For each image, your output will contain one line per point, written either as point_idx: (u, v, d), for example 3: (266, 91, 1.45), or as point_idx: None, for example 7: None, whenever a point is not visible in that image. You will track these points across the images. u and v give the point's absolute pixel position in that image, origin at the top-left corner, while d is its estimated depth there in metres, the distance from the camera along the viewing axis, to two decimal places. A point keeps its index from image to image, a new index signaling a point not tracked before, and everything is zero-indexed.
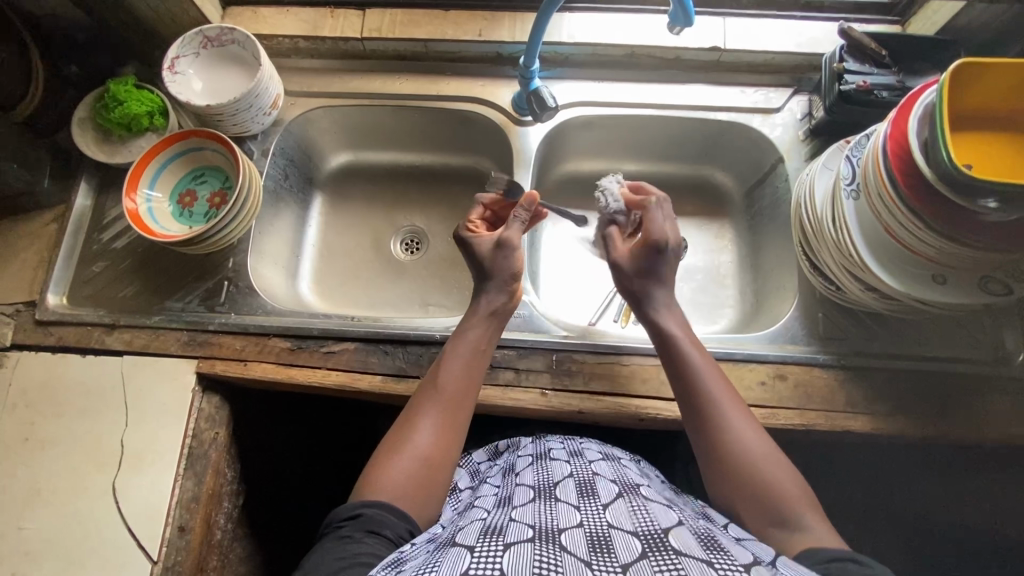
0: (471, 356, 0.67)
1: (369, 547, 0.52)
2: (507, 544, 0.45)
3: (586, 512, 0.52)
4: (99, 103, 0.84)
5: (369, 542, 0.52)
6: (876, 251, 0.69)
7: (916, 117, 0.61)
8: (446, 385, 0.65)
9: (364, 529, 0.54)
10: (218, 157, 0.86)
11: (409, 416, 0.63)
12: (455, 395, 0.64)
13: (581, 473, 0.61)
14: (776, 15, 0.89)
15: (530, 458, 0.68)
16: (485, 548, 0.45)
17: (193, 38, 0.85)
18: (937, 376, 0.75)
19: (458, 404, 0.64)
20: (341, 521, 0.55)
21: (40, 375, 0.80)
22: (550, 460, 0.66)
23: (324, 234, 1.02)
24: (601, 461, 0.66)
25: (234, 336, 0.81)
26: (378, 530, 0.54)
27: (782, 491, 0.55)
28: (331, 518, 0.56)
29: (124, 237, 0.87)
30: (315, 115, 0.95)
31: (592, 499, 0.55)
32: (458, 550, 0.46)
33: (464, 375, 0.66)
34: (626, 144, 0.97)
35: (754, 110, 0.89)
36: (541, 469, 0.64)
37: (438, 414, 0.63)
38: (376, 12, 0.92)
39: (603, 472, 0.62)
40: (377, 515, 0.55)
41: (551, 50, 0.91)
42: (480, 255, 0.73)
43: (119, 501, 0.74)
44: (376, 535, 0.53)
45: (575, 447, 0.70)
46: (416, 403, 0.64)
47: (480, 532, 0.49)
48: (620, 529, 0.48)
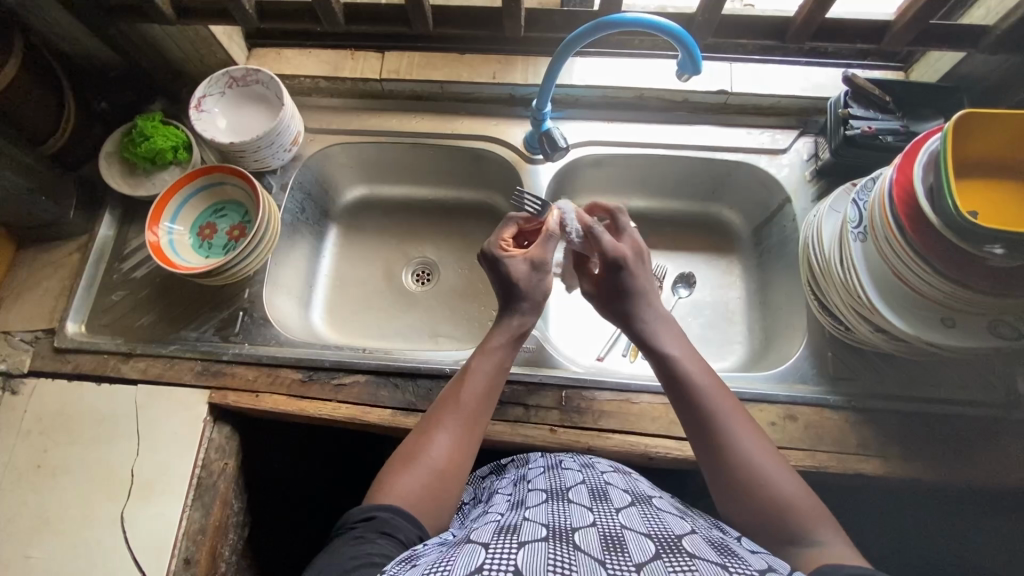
0: (493, 374, 0.67)
1: (381, 548, 0.51)
2: (521, 543, 0.44)
3: (599, 514, 0.52)
4: (127, 138, 0.88)
5: (381, 543, 0.52)
6: (884, 293, 0.70)
7: (920, 164, 0.63)
8: (464, 400, 0.64)
9: (376, 530, 0.53)
10: (238, 192, 0.89)
11: (424, 429, 0.63)
12: (472, 411, 0.64)
13: (593, 481, 0.61)
14: (780, 61, 0.92)
15: (542, 468, 0.67)
16: (498, 546, 0.44)
17: (220, 78, 0.89)
18: (949, 418, 0.75)
19: (473, 419, 0.64)
20: (354, 522, 0.55)
21: (57, 402, 0.81)
22: (562, 468, 0.66)
23: (338, 265, 1.04)
24: (613, 472, 0.65)
25: (247, 366, 0.82)
26: (390, 532, 0.53)
27: (792, 505, 0.54)
28: (343, 521, 0.55)
29: (144, 267, 0.90)
30: (333, 151, 0.98)
31: (605, 503, 0.55)
32: (472, 547, 0.45)
33: (484, 391, 0.66)
34: (635, 183, 1.00)
35: (761, 151, 0.91)
36: (553, 476, 0.64)
37: (454, 427, 0.63)
38: (394, 54, 0.96)
39: (615, 482, 0.62)
40: (390, 519, 0.55)
41: (563, 92, 0.94)
42: (514, 276, 0.69)
43: (127, 529, 0.74)
44: (388, 536, 0.53)
45: (585, 459, 0.69)
46: (433, 416, 0.64)
47: (494, 531, 0.49)
48: (633, 530, 0.48)
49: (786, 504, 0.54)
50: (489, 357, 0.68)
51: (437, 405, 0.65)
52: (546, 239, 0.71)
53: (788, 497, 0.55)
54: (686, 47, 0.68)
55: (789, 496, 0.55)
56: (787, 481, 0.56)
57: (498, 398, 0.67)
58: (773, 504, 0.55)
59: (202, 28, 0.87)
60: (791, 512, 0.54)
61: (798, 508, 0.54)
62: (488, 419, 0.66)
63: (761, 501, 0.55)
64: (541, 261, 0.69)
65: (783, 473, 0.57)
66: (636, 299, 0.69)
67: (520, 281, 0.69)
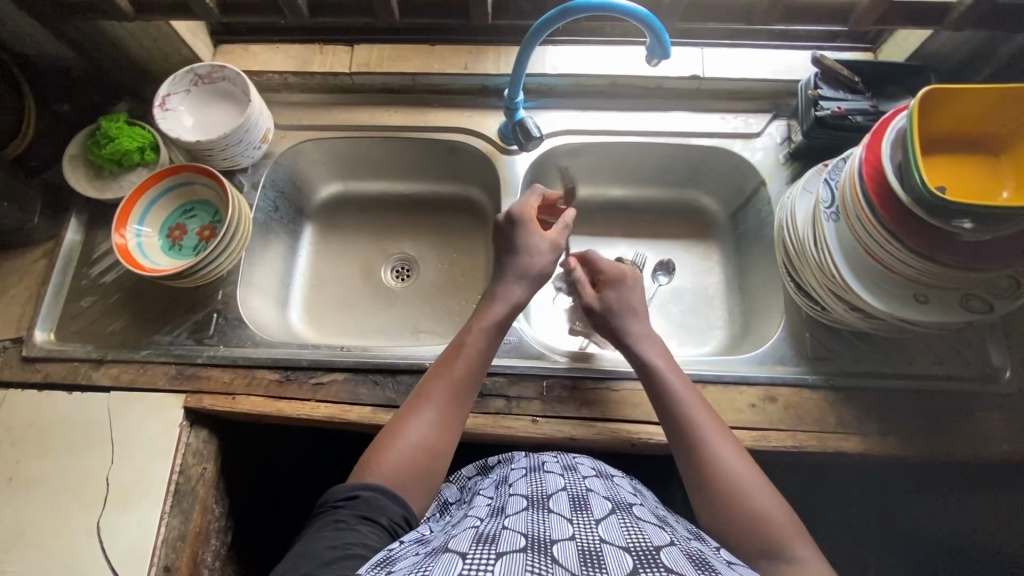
0: (482, 352, 0.69)
1: (363, 535, 0.52)
2: (499, 553, 0.44)
3: (579, 526, 0.51)
4: (91, 140, 0.85)
5: (363, 529, 0.53)
6: (857, 272, 0.70)
7: (889, 142, 0.63)
8: (454, 377, 0.67)
9: (358, 515, 0.54)
10: (208, 192, 0.87)
11: (411, 405, 0.65)
12: (460, 388, 0.66)
13: (574, 487, 0.60)
14: (751, 45, 0.93)
15: (523, 470, 0.67)
16: (476, 554, 0.44)
17: (185, 76, 0.87)
18: (925, 394, 0.76)
19: (460, 396, 0.66)
20: (339, 500, 0.56)
21: (26, 413, 0.79)
22: (543, 472, 0.65)
23: (315, 263, 1.02)
24: (594, 477, 0.65)
25: (223, 368, 0.81)
26: (372, 516, 0.54)
27: (763, 515, 0.56)
28: (326, 498, 0.56)
29: (113, 271, 0.88)
30: (305, 148, 0.96)
31: (585, 513, 0.54)
32: (449, 557, 0.45)
33: (471, 367, 0.68)
34: (611, 171, 0.99)
35: (735, 135, 0.91)
36: (534, 480, 0.63)
37: (441, 403, 0.65)
38: (364, 47, 0.95)
39: (596, 488, 0.61)
40: (373, 498, 0.56)
41: (536, 82, 0.94)
42: (530, 244, 0.75)
43: (103, 540, 0.73)
44: (370, 520, 0.54)
45: (569, 461, 0.69)
46: (424, 392, 0.66)
47: (471, 539, 0.48)
48: (612, 544, 0.47)
49: (756, 515, 0.56)
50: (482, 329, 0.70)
51: (427, 379, 0.67)
52: (563, 226, 0.78)
53: (762, 510, 0.56)
54: (654, 32, 0.68)
55: (760, 507, 0.56)
56: (760, 494, 0.57)
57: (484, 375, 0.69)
58: (745, 518, 0.56)
59: (164, 24, 0.85)
60: (765, 524, 0.55)
61: (770, 519, 0.55)
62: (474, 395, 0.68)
63: (733, 512, 0.57)
64: (559, 245, 0.76)
65: (758, 484, 0.58)
66: (632, 316, 0.74)
67: (535, 251, 0.75)
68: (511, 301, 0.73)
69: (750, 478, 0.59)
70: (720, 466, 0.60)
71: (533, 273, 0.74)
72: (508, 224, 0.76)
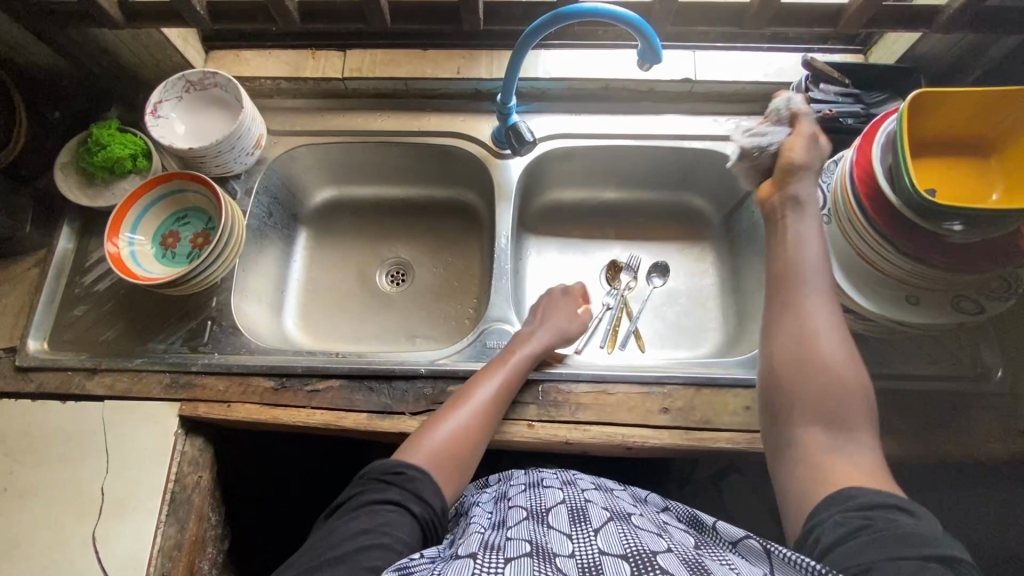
0: (522, 361, 0.77)
1: (391, 518, 0.58)
2: (507, 561, 0.47)
3: (578, 540, 0.51)
4: (82, 147, 0.85)
5: (393, 513, 0.59)
6: (849, 273, 0.70)
7: (879, 144, 0.64)
8: (489, 386, 0.73)
9: (392, 501, 0.60)
10: (200, 199, 0.87)
11: (447, 407, 0.71)
12: (495, 399, 0.72)
13: (573, 500, 0.61)
14: (743, 48, 0.93)
15: (523, 486, 0.67)
16: (486, 561, 0.47)
17: (177, 83, 0.87)
18: (918, 394, 0.76)
19: (495, 404, 0.72)
20: (381, 476, 0.63)
21: (19, 423, 0.79)
22: (542, 487, 0.66)
23: (309, 269, 1.02)
24: (593, 490, 0.65)
25: (217, 376, 0.80)
26: (404, 503, 0.60)
27: (844, 393, 0.56)
28: (369, 470, 0.64)
29: (107, 279, 0.87)
30: (298, 153, 0.96)
31: (583, 525, 0.54)
32: (460, 560, 0.49)
33: (507, 381, 0.74)
34: (605, 174, 0.99)
35: (728, 138, 0.92)
36: (534, 494, 0.64)
37: (484, 401, 0.72)
38: (356, 53, 0.95)
39: (595, 500, 0.61)
40: (413, 479, 0.63)
41: (529, 86, 0.94)
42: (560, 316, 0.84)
43: (99, 550, 0.72)
44: (401, 505, 0.60)
45: (567, 475, 0.69)
46: (468, 387, 0.73)
47: (481, 544, 0.52)
48: (610, 553, 0.48)
49: (849, 459, 0.54)
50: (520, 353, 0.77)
51: (474, 377, 0.75)
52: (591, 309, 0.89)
53: (846, 386, 0.56)
54: (646, 37, 0.68)
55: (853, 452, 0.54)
56: (849, 372, 0.57)
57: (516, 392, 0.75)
58: (827, 397, 0.56)
59: (155, 31, 0.85)
60: (842, 402, 0.56)
61: (847, 395, 0.56)
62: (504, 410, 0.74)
63: (816, 390, 0.56)
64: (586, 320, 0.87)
65: (850, 361, 0.57)
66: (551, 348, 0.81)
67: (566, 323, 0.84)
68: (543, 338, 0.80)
69: (839, 353, 0.57)
70: (819, 349, 0.57)
71: (566, 333, 0.82)
72: (560, 293, 0.88)
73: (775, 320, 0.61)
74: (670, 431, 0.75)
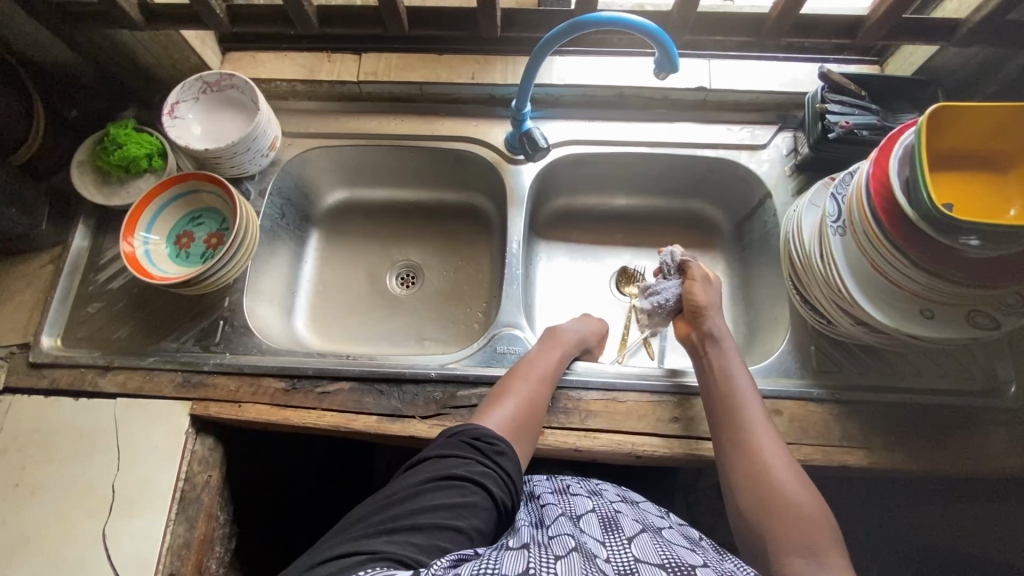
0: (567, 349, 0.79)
1: (471, 500, 0.56)
2: (556, 558, 0.47)
3: (613, 546, 0.52)
4: (99, 146, 0.86)
5: (473, 496, 0.57)
6: (863, 285, 0.70)
7: (896, 157, 0.63)
8: (533, 375, 0.74)
9: (473, 481, 0.58)
10: (215, 200, 0.88)
11: (496, 396, 0.72)
12: (541, 386, 0.73)
13: (603, 509, 0.61)
14: (757, 57, 0.93)
15: (551, 491, 0.68)
16: (538, 554, 0.47)
17: (194, 84, 0.87)
18: (931, 408, 0.76)
19: (541, 392, 0.73)
20: (467, 445, 0.61)
21: (32, 419, 0.79)
22: (571, 494, 0.66)
23: (320, 270, 1.02)
24: (621, 502, 0.65)
25: (229, 376, 0.81)
26: (484, 486, 0.58)
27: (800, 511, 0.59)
28: (461, 434, 0.62)
29: (121, 277, 0.88)
30: (312, 155, 0.97)
31: (616, 533, 0.55)
32: (513, 552, 0.48)
33: (549, 371, 0.75)
34: (616, 180, 0.99)
35: (741, 147, 0.92)
36: (563, 501, 0.64)
37: (535, 383, 0.73)
38: (372, 57, 0.96)
39: (625, 511, 0.62)
40: (489, 458, 0.61)
41: (543, 92, 0.94)
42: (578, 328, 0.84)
43: (108, 547, 0.73)
44: (482, 487, 0.58)
45: (592, 486, 0.70)
46: (520, 369, 0.75)
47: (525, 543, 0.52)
48: (646, 561, 0.48)
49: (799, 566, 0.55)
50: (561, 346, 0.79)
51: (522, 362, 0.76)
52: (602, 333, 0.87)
53: (802, 507, 0.59)
54: (663, 46, 0.68)
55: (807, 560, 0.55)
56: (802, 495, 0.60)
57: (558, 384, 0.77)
58: (787, 514, 0.58)
59: (174, 33, 0.86)
60: (801, 520, 0.58)
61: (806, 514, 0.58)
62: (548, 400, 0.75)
63: (773, 506, 0.59)
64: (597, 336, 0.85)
65: (799, 483, 0.61)
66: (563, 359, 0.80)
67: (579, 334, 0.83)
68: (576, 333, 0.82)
69: (790, 476, 0.61)
70: (767, 466, 0.62)
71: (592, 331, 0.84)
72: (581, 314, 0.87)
73: (723, 447, 0.66)
74: (681, 439, 0.75)
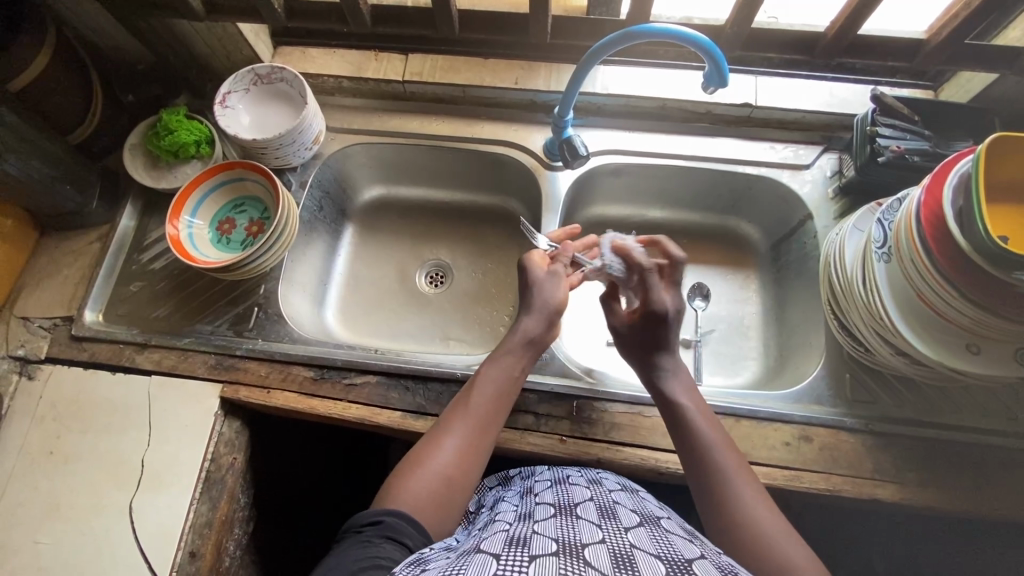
0: (503, 383, 0.68)
1: (388, 553, 0.52)
2: (532, 556, 0.45)
3: (608, 532, 0.51)
4: (152, 130, 0.88)
5: (388, 548, 0.53)
6: (906, 315, 0.68)
7: (950, 187, 0.61)
8: (474, 406, 0.66)
9: (384, 535, 0.54)
10: (257, 189, 0.90)
11: (434, 433, 0.65)
12: (477, 424, 0.65)
13: (601, 499, 0.61)
14: (807, 76, 0.92)
15: (549, 482, 0.67)
16: (510, 557, 0.45)
17: (245, 76, 0.90)
18: (968, 447, 0.73)
19: (481, 428, 0.65)
20: (360, 526, 0.55)
21: (71, 389, 0.82)
22: (569, 484, 0.65)
23: (352, 264, 1.04)
24: (620, 491, 0.65)
25: (260, 362, 0.82)
26: (398, 538, 0.54)
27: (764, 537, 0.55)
28: (349, 523, 0.56)
29: (162, 259, 0.91)
30: (353, 151, 0.98)
31: (613, 521, 0.54)
32: (483, 557, 0.46)
33: (487, 408, 0.66)
34: (652, 192, 0.99)
35: (783, 166, 0.90)
36: (561, 491, 0.63)
37: (462, 435, 0.64)
38: (418, 57, 0.97)
39: (622, 501, 0.61)
40: (396, 524, 0.55)
41: (586, 100, 0.94)
42: (528, 280, 0.74)
43: (134, 520, 0.75)
44: (395, 541, 0.54)
45: (592, 475, 0.69)
46: (446, 420, 0.65)
47: (504, 541, 0.49)
48: (643, 550, 0.47)
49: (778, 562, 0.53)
50: (511, 349, 0.70)
51: (449, 410, 0.67)
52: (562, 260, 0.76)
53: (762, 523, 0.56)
54: (714, 60, 0.67)
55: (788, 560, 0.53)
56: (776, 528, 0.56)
57: (509, 407, 0.69)
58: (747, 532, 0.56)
59: (230, 25, 0.88)
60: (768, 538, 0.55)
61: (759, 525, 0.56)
62: (497, 428, 0.67)
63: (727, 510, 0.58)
64: (556, 272, 0.74)
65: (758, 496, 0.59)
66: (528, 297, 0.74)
67: (531, 285, 0.74)
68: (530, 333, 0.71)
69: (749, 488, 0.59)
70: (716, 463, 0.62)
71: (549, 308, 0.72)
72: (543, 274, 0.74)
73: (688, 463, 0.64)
74: None
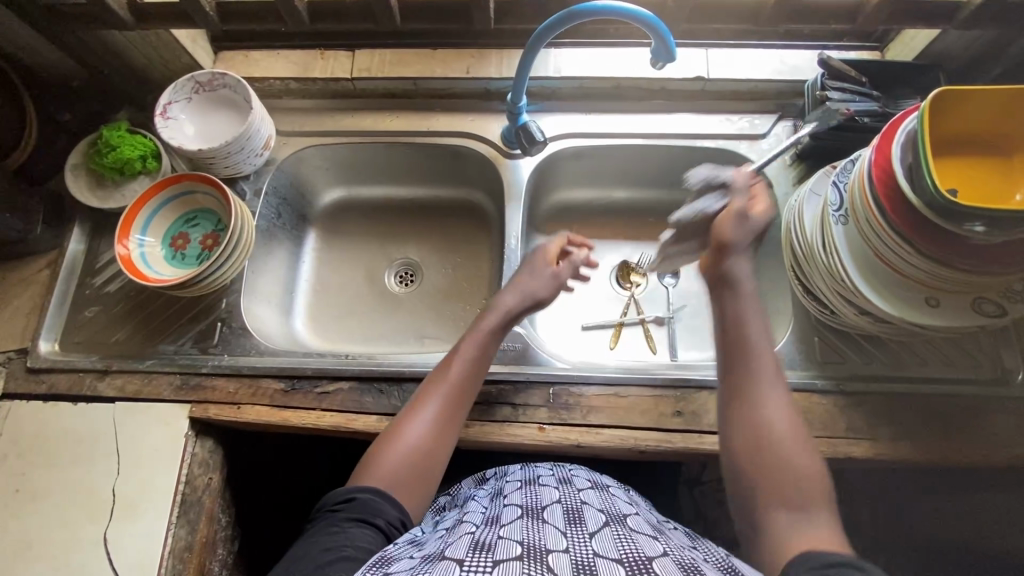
0: (479, 353, 0.69)
1: (358, 534, 0.54)
2: (496, 561, 0.44)
3: (574, 538, 0.50)
4: (93, 149, 0.85)
5: (358, 528, 0.55)
6: (866, 276, 0.69)
7: (899, 143, 0.62)
8: (451, 377, 0.67)
9: (353, 517, 0.56)
10: (209, 200, 0.87)
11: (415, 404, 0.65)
12: (453, 396, 0.66)
13: (569, 500, 0.60)
14: (754, 45, 0.92)
15: (519, 483, 0.67)
16: (473, 563, 0.44)
17: (185, 84, 0.86)
18: (937, 398, 0.75)
19: (458, 399, 0.66)
20: (334, 505, 0.57)
21: (31, 424, 0.79)
22: (539, 484, 0.65)
23: (318, 269, 1.02)
24: (589, 490, 0.65)
25: (227, 378, 0.80)
26: (367, 517, 0.56)
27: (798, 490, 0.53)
28: (323, 502, 0.58)
29: (116, 280, 0.87)
30: (307, 154, 0.96)
31: (579, 526, 0.54)
32: (445, 563, 0.45)
33: (465, 380, 0.67)
34: (614, 173, 0.98)
35: (741, 136, 0.91)
36: (530, 492, 0.63)
37: (437, 406, 0.65)
38: (365, 53, 0.95)
39: (590, 501, 0.61)
40: (368, 502, 0.57)
41: (539, 85, 0.93)
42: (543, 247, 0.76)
43: (110, 552, 0.72)
44: (365, 522, 0.56)
45: (564, 474, 0.69)
46: (425, 390, 0.67)
47: (468, 546, 0.48)
48: (605, 557, 0.46)
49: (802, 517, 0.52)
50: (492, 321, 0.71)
51: (428, 380, 0.67)
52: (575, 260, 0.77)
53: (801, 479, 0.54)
54: (659, 34, 0.67)
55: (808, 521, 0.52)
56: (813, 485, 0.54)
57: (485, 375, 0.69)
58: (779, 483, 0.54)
59: (163, 32, 0.85)
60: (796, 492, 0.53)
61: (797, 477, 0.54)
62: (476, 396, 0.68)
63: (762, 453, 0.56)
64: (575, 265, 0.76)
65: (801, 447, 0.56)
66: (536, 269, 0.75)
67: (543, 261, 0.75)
68: (507, 306, 0.72)
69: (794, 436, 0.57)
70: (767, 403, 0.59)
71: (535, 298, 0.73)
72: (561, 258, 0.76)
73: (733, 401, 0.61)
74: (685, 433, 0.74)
